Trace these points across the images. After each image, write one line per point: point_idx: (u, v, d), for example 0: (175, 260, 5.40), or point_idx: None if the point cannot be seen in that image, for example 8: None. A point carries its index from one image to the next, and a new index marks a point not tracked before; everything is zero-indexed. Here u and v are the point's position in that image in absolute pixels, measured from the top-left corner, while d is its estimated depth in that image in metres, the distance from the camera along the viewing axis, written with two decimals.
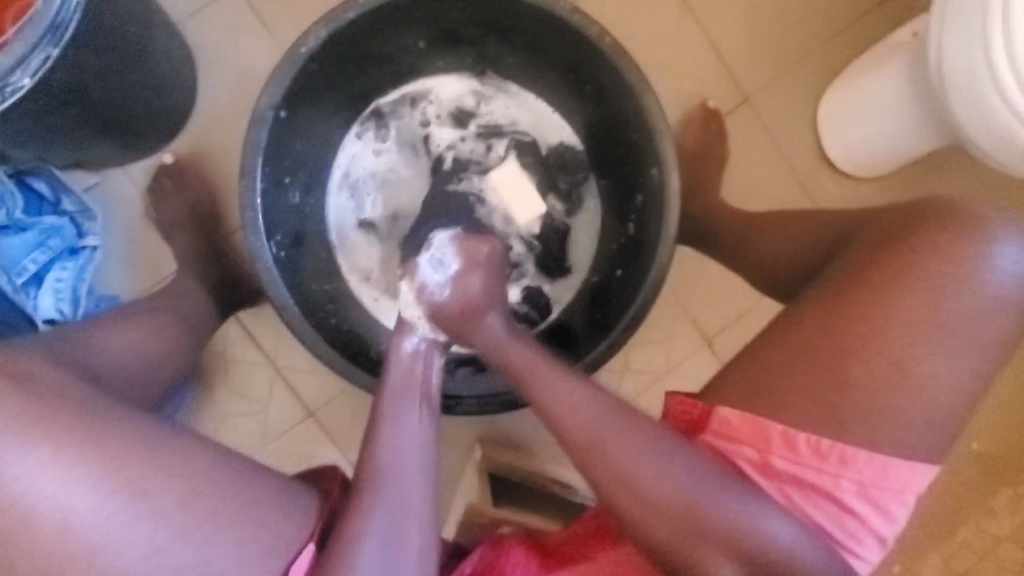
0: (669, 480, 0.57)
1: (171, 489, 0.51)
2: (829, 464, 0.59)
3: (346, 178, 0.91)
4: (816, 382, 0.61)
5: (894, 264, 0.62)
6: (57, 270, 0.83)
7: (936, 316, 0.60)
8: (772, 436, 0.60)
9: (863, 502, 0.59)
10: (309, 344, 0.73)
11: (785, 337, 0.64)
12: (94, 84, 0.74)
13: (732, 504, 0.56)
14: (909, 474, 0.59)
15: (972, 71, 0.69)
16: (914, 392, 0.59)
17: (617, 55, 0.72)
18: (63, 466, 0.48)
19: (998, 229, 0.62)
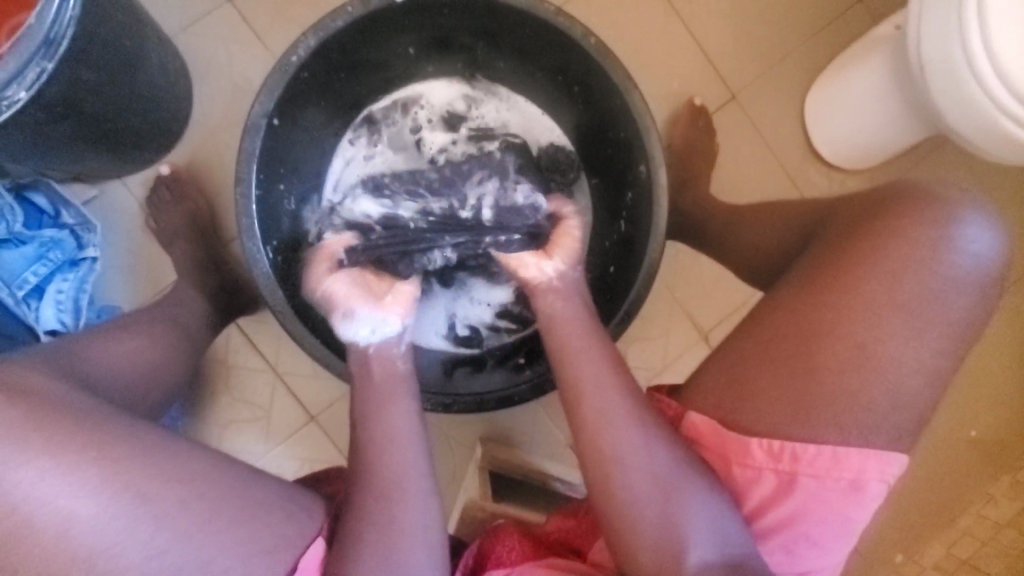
0: (642, 469, 0.55)
1: (170, 493, 0.49)
2: (782, 463, 0.55)
3: (338, 183, 0.91)
4: (790, 373, 0.56)
5: (862, 246, 0.57)
6: (58, 281, 0.87)
7: (897, 296, 0.55)
8: (730, 440, 0.57)
9: (822, 495, 0.55)
10: (305, 346, 0.72)
11: (756, 325, 0.60)
12: (88, 98, 0.74)
13: (680, 512, 0.53)
14: (863, 461, 0.54)
15: (951, 61, 0.71)
16: (879, 375, 0.54)
17: (601, 54, 0.74)
18: (61, 473, 0.46)
19: (961, 210, 0.57)
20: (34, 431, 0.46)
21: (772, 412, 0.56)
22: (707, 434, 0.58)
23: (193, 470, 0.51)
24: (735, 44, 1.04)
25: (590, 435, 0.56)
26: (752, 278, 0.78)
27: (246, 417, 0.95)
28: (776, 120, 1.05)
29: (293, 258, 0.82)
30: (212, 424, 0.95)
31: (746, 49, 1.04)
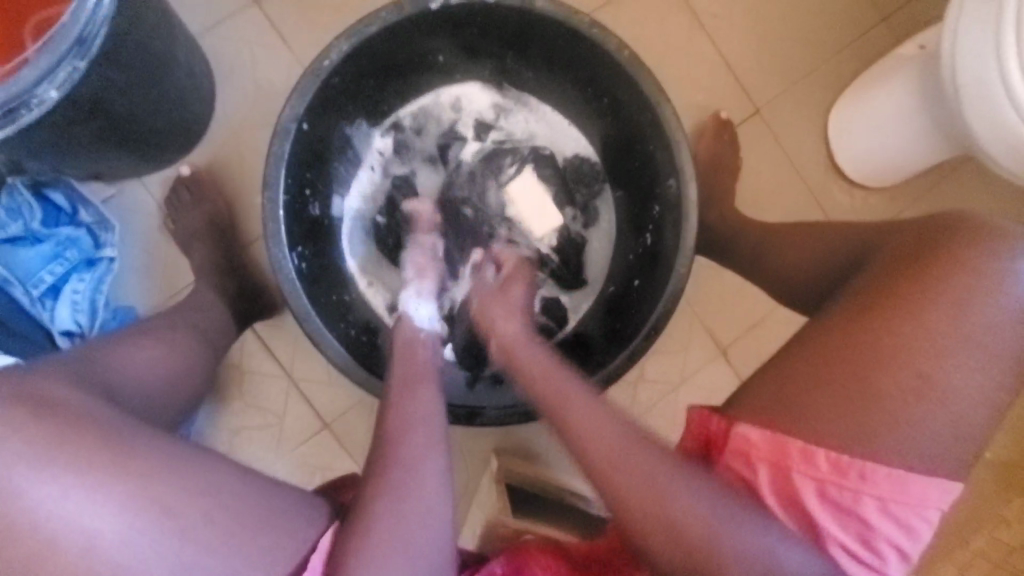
0: (683, 500, 0.52)
1: (196, 507, 0.48)
2: (848, 480, 0.54)
3: (365, 185, 0.90)
4: (841, 401, 0.56)
5: (926, 278, 0.57)
6: (75, 281, 0.85)
7: (959, 327, 0.55)
8: (790, 451, 0.55)
9: (885, 521, 0.53)
10: (329, 355, 0.71)
11: (802, 349, 0.60)
12: (113, 98, 0.73)
13: (730, 536, 0.51)
14: (928, 489, 0.53)
15: (987, 84, 0.71)
16: (938, 404, 0.54)
17: (636, 67, 0.73)
18: (89, 488, 0.45)
19: (1020, 242, 0.57)
20: (57, 447, 0.45)
21: (821, 437, 0.55)
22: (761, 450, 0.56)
23: (223, 483, 0.50)
24: (760, 60, 1.04)
25: (616, 461, 0.54)
26: (792, 302, 0.77)
27: (259, 423, 0.94)
28: (799, 136, 1.04)
29: (317, 263, 0.81)
30: (223, 428, 0.93)
31: (771, 65, 1.04)
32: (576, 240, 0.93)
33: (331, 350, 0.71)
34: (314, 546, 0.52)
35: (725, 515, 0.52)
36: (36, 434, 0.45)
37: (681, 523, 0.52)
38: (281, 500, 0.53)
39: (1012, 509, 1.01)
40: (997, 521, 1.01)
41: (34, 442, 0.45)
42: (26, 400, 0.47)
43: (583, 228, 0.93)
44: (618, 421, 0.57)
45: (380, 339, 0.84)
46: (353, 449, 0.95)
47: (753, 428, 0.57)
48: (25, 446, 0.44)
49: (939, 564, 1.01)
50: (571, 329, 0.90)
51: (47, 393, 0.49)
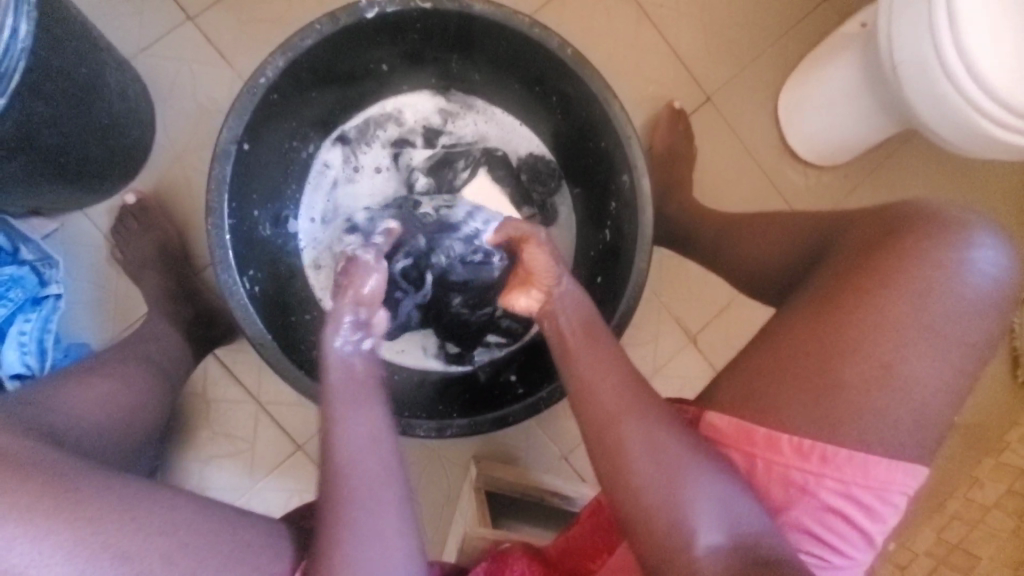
0: (660, 444, 0.53)
1: (154, 547, 0.46)
2: (810, 463, 0.55)
3: (317, 201, 0.89)
4: (802, 390, 0.56)
5: (880, 265, 0.58)
6: (20, 323, 0.82)
7: (923, 316, 0.55)
8: (755, 435, 0.57)
9: (848, 503, 0.54)
10: (291, 379, 0.69)
11: (768, 339, 0.61)
12: (43, 131, 0.70)
13: (709, 488, 0.52)
14: (888, 472, 0.54)
15: (923, 61, 0.73)
16: (898, 392, 0.55)
17: (579, 65, 0.72)
18: (35, 537, 0.43)
19: (975, 230, 0.58)
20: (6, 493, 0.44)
21: (788, 423, 0.56)
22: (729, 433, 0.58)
23: (185, 517, 0.49)
24: (709, 47, 1.04)
25: (605, 418, 0.55)
26: (755, 293, 0.77)
27: (228, 452, 0.92)
28: (752, 120, 1.05)
29: (273, 286, 0.79)
30: (193, 459, 0.91)
31: (718, 51, 1.04)
32: None
33: (289, 373, 0.69)
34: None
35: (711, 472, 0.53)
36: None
37: (666, 467, 0.52)
38: (244, 528, 0.51)
39: (983, 469, 1.05)
40: (970, 482, 1.05)
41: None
42: None
43: (543, 227, 0.93)
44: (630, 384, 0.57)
45: None
46: None
47: (728, 420, 0.58)
48: None
49: (918, 529, 1.04)
50: None
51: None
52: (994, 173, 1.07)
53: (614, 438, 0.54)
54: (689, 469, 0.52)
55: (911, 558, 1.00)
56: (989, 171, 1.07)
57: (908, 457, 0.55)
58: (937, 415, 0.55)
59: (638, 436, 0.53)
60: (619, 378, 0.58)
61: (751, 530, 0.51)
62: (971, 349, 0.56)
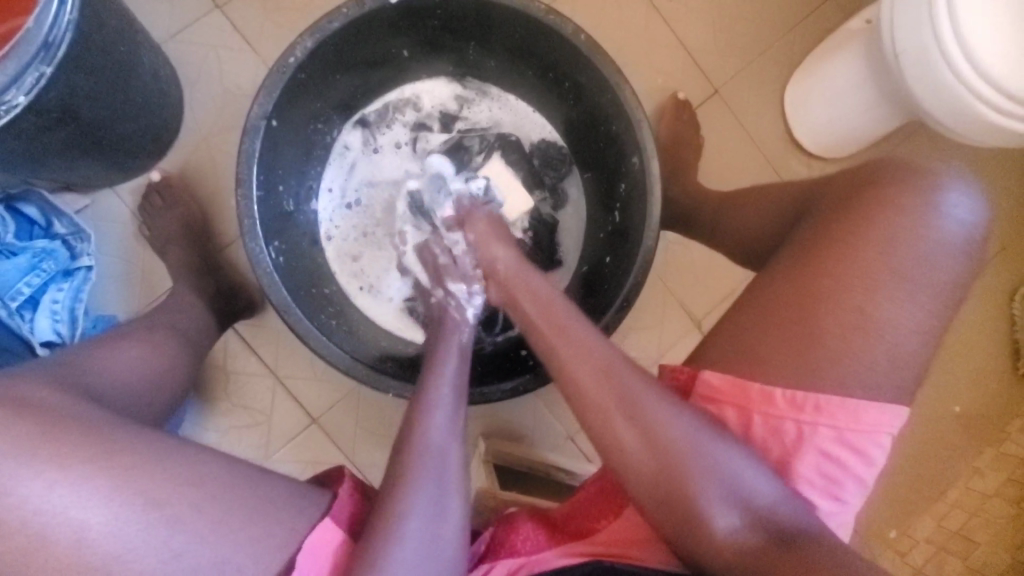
0: (663, 425, 0.55)
1: (183, 495, 0.49)
2: (805, 413, 0.57)
3: (332, 178, 0.92)
4: (798, 349, 0.58)
5: (862, 219, 0.60)
6: (53, 291, 0.86)
7: (898, 265, 0.59)
8: (750, 392, 0.58)
9: (842, 449, 0.57)
10: (312, 344, 0.73)
11: (756, 297, 0.63)
12: (82, 107, 0.74)
13: (717, 456, 0.55)
14: (876, 415, 0.57)
15: (923, 49, 0.75)
16: (887, 348, 0.58)
17: (592, 51, 0.76)
18: (72, 481, 0.46)
19: (947, 179, 0.61)
20: (46, 442, 0.47)
21: (778, 377, 0.58)
22: (726, 390, 0.59)
23: (209, 471, 0.51)
24: (716, 41, 1.07)
25: (604, 397, 0.58)
26: (744, 259, 0.80)
27: (246, 423, 0.95)
28: (758, 113, 1.08)
29: (295, 262, 0.82)
30: (211, 430, 0.94)
31: (726, 46, 1.07)
32: (548, 221, 0.95)
33: (311, 337, 0.72)
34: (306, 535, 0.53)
35: (720, 450, 0.55)
36: (21, 431, 0.47)
37: (672, 446, 0.55)
38: (265, 483, 0.54)
39: (983, 459, 1.07)
40: (970, 472, 1.06)
41: (19, 441, 0.46)
42: (8, 403, 0.49)
43: (554, 210, 0.96)
44: (636, 372, 0.58)
45: (362, 329, 0.86)
46: (343, 444, 0.96)
47: (725, 381, 0.60)
48: (17, 444, 0.46)
49: (919, 517, 1.05)
50: None
51: (27, 396, 0.50)
52: (997, 165, 1.09)
53: (615, 418, 0.57)
54: (697, 453, 0.55)
55: (912, 544, 1.02)
56: (992, 164, 1.09)
57: (885, 400, 0.58)
58: (917, 362, 0.59)
59: (639, 421, 0.56)
60: (610, 357, 0.60)
61: (756, 492, 0.54)
62: (948, 300, 0.59)
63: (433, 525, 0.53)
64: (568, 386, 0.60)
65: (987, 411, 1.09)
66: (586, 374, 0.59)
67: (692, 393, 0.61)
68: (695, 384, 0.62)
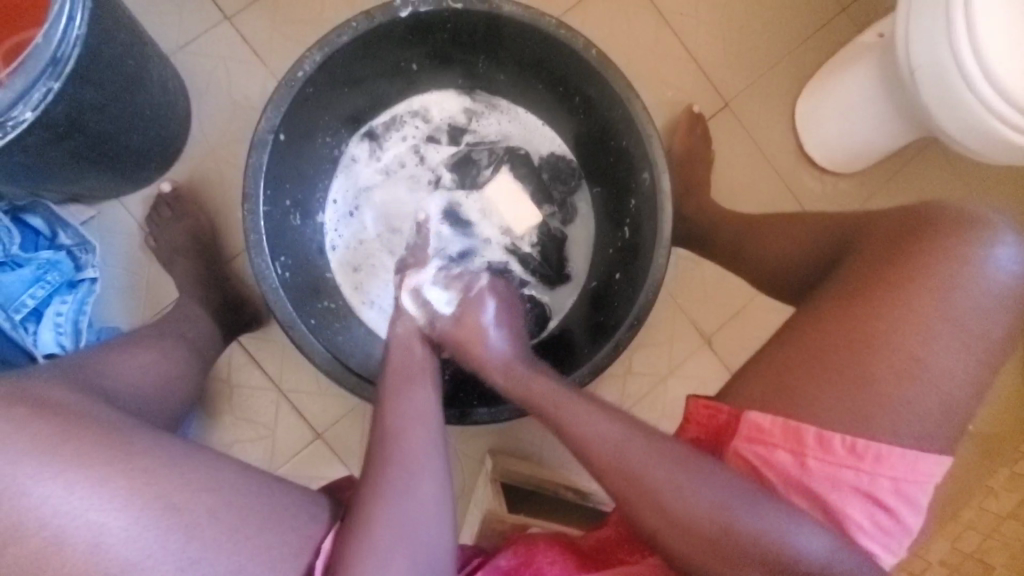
0: (697, 484, 0.54)
1: (200, 501, 0.48)
2: (864, 462, 0.55)
3: (340, 191, 0.91)
4: (841, 390, 0.57)
5: (911, 265, 0.59)
6: (56, 304, 0.85)
7: (947, 311, 0.57)
8: (805, 438, 0.56)
9: (898, 500, 0.55)
10: (315, 360, 0.72)
11: (795, 333, 0.61)
12: (91, 118, 0.73)
13: (764, 514, 0.52)
14: (933, 467, 0.55)
15: (940, 65, 0.74)
16: (916, 380, 0.56)
17: (602, 65, 0.75)
18: (92, 483, 0.45)
19: (998, 231, 0.59)
20: (65, 443, 0.46)
21: (808, 414, 0.57)
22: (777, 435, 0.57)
23: (225, 477, 0.51)
24: (727, 54, 1.06)
25: (631, 458, 0.56)
26: (772, 287, 0.79)
27: (250, 436, 0.94)
28: (769, 126, 1.07)
29: (301, 275, 0.81)
30: (215, 443, 0.93)
31: (737, 58, 1.07)
32: (556, 235, 0.94)
33: (316, 353, 0.71)
34: (317, 549, 0.51)
35: (755, 508, 0.52)
36: (39, 430, 0.46)
37: (710, 506, 0.53)
38: (278, 494, 0.53)
39: (998, 480, 1.05)
40: (984, 492, 1.04)
41: (37, 439, 0.45)
42: (31, 403, 0.48)
43: (563, 224, 0.95)
44: (638, 433, 0.58)
45: (367, 343, 0.85)
46: (348, 458, 0.95)
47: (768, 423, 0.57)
48: (35, 444, 0.45)
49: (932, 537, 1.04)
50: (555, 326, 0.92)
51: (50, 398, 0.50)
52: (1011, 181, 1.08)
53: (644, 475, 0.55)
54: (726, 513, 0.52)
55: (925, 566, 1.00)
56: (1007, 180, 1.08)
57: (926, 445, 0.56)
58: (953, 402, 0.57)
59: (673, 483, 0.54)
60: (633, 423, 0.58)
61: (809, 552, 0.51)
62: (986, 341, 0.58)
63: (416, 539, 0.52)
64: (596, 442, 0.58)
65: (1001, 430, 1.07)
66: (612, 435, 0.58)
67: (734, 438, 0.59)
68: (738, 425, 0.59)
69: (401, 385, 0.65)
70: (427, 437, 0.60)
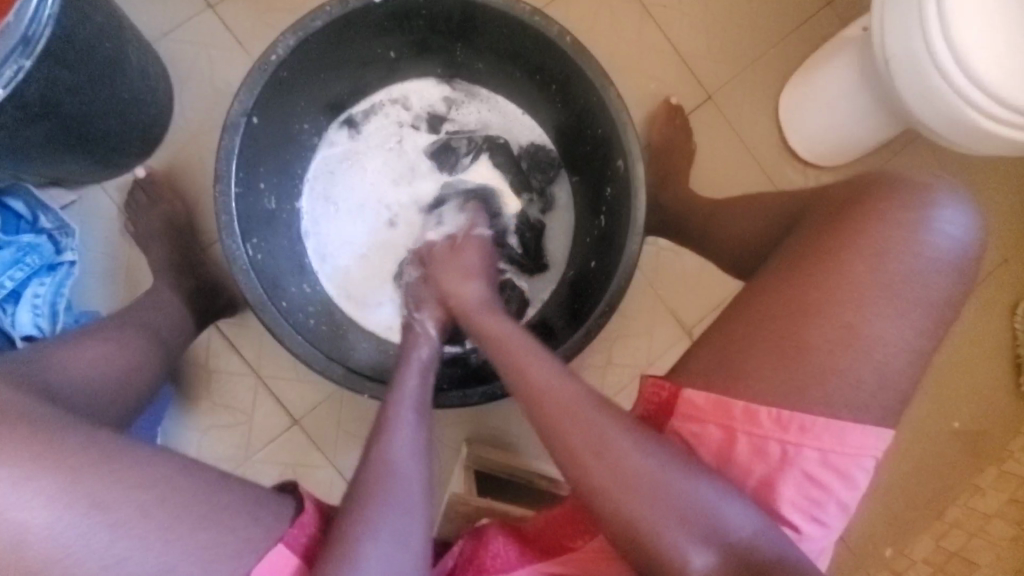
0: (629, 456, 0.54)
1: (129, 499, 0.48)
2: (788, 433, 0.55)
3: (315, 178, 0.92)
4: (785, 360, 0.57)
5: (855, 234, 0.59)
6: (35, 286, 0.85)
7: (887, 279, 0.57)
8: (734, 410, 0.57)
9: (826, 470, 0.55)
10: (288, 343, 0.72)
11: (744, 310, 0.61)
12: (65, 100, 0.74)
13: (691, 485, 0.53)
14: (862, 438, 0.56)
15: (913, 55, 0.74)
16: (863, 355, 0.56)
17: (577, 53, 0.75)
18: (15, 480, 0.45)
19: (939, 194, 0.60)
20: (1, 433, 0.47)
21: (765, 389, 0.57)
22: (706, 408, 0.58)
23: (165, 471, 0.50)
24: (711, 47, 1.06)
25: (566, 426, 0.56)
26: (738, 270, 0.79)
27: (227, 422, 0.94)
28: (752, 119, 1.07)
29: (275, 261, 0.81)
30: (192, 429, 0.93)
31: (720, 52, 1.07)
32: (535, 224, 0.94)
33: (287, 336, 0.72)
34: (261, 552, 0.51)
35: (688, 479, 0.53)
36: None
37: (641, 479, 0.53)
38: (223, 486, 0.53)
39: (985, 478, 1.04)
40: (969, 489, 1.03)
41: None
42: None
43: (541, 213, 0.95)
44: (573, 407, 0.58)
45: (343, 330, 0.85)
46: (323, 446, 0.95)
47: (723, 404, 0.57)
48: None
49: (914, 534, 1.02)
50: (532, 316, 0.91)
51: None
52: (997, 175, 1.07)
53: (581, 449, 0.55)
54: (662, 482, 0.53)
55: (907, 563, 0.99)
56: (993, 173, 1.07)
57: (880, 424, 0.56)
58: (906, 380, 0.57)
59: (606, 452, 0.54)
60: (577, 387, 0.59)
61: (733, 523, 0.52)
62: (943, 319, 0.58)
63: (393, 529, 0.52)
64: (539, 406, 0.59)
65: (986, 427, 1.06)
66: (555, 397, 0.58)
67: (672, 414, 0.59)
68: (677, 401, 0.59)
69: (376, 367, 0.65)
70: (406, 444, 0.59)
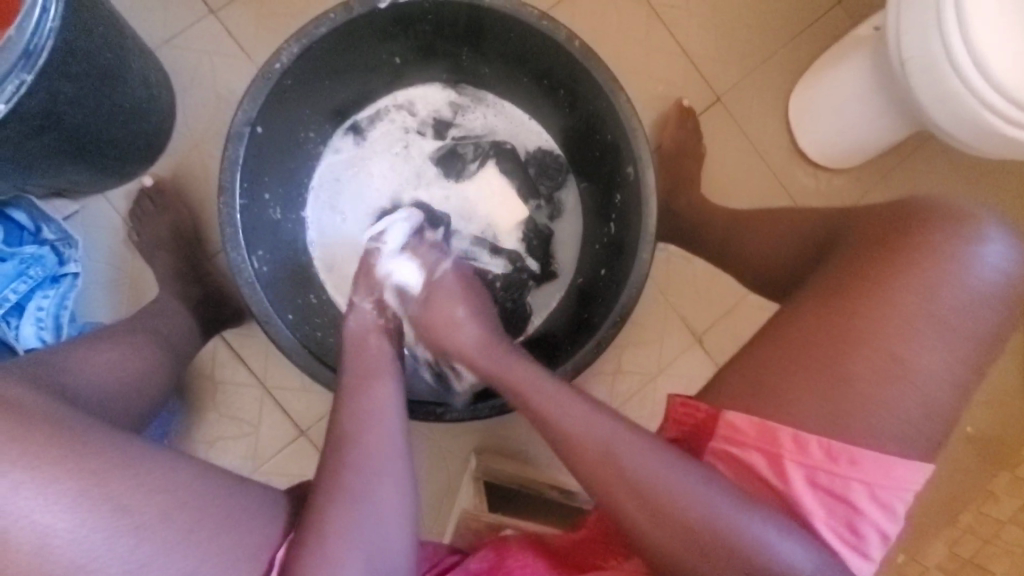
0: (654, 487, 0.53)
1: (154, 502, 0.47)
2: (836, 465, 0.54)
3: (320, 186, 0.90)
4: (810, 381, 0.56)
5: (898, 261, 0.58)
6: (38, 298, 0.84)
7: (932, 308, 0.56)
8: (780, 436, 0.55)
9: (872, 504, 0.54)
10: (287, 351, 0.71)
11: (773, 334, 0.60)
12: (69, 111, 0.73)
13: (731, 513, 0.52)
14: (908, 473, 0.54)
15: (930, 58, 0.72)
16: (908, 385, 0.55)
17: (585, 57, 0.74)
18: (39, 484, 0.44)
19: (985, 225, 0.58)
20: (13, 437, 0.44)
21: (789, 407, 0.56)
22: (750, 434, 0.56)
23: (181, 478, 0.50)
24: (720, 48, 1.05)
25: (592, 449, 0.55)
26: (762, 288, 0.78)
27: (234, 433, 0.93)
28: (762, 121, 1.05)
29: (280, 271, 0.80)
30: (199, 440, 0.92)
31: (729, 52, 1.05)
32: (543, 231, 0.93)
33: (293, 349, 0.71)
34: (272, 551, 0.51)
35: (728, 509, 0.52)
36: None
37: (676, 505, 0.52)
38: (238, 502, 0.52)
39: (999, 483, 1.02)
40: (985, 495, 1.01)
41: None
42: None
43: (550, 220, 0.94)
44: (611, 417, 0.57)
45: None
46: None
47: (741, 414, 0.57)
48: None
49: (929, 542, 1.01)
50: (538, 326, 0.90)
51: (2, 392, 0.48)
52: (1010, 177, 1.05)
53: (608, 471, 0.54)
54: (701, 509, 0.52)
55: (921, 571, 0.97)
56: (1007, 175, 1.05)
57: (904, 442, 0.55)
58: (931, 396, 0.56)
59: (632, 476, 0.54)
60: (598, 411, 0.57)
61: (775, 546, 0.51)
62: (970, 337, 0.56)
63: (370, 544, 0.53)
64: (556, 430, 0.58)
65: (1000, 433, 1.04)
66: (573, 422, 0.57)
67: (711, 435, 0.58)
68: (715, 424, 0.57)
69: (369, 371, 0.65)
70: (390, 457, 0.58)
